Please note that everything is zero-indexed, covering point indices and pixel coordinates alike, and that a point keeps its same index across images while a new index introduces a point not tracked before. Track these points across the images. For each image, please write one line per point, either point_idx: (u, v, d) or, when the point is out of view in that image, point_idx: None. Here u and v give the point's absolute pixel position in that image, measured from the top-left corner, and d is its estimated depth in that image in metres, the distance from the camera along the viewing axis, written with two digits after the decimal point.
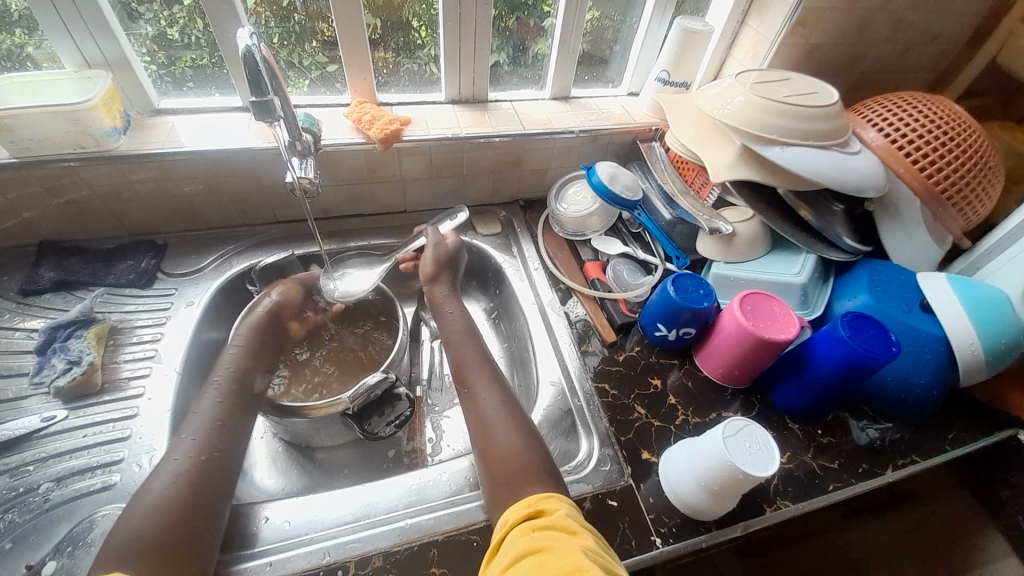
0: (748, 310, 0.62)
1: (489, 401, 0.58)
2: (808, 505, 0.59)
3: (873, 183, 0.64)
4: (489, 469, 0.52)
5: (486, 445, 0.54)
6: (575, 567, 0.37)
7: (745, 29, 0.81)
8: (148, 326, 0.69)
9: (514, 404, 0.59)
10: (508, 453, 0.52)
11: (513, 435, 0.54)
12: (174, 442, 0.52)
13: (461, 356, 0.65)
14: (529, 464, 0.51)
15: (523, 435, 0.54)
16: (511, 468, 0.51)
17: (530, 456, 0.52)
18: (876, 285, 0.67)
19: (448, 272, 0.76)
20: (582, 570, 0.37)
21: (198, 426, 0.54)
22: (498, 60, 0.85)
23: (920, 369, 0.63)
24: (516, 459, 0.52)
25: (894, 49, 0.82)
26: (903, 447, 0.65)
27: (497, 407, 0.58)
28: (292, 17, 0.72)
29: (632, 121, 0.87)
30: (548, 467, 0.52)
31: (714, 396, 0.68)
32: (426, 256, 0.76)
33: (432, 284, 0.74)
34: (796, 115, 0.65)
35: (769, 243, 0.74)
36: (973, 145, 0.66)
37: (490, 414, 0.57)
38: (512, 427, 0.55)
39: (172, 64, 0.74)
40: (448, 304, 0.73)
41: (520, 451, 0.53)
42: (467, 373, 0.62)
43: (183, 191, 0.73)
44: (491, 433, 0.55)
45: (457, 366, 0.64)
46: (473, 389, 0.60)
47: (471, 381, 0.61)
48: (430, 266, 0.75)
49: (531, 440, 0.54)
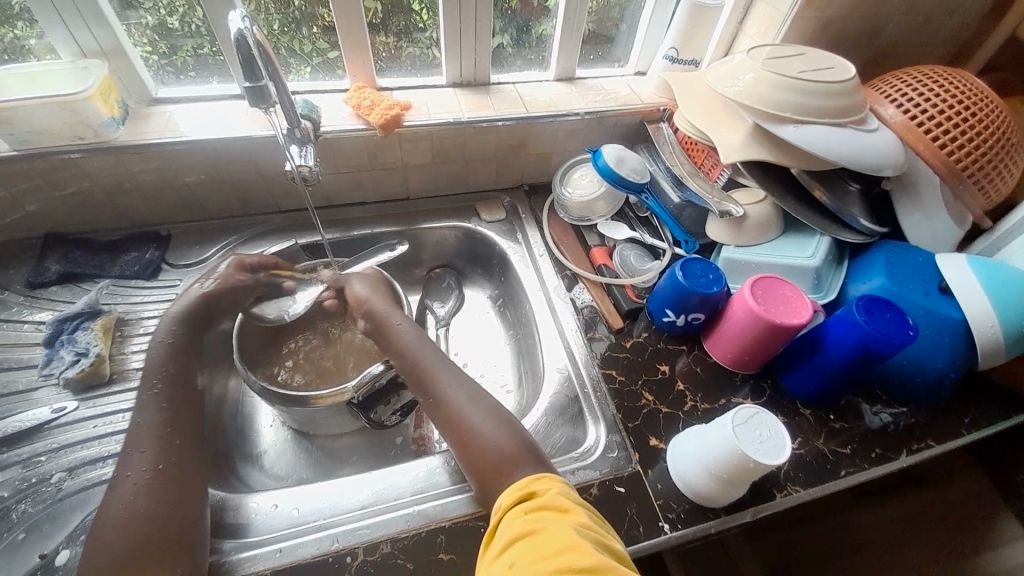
0: (759, 294, 0.60)
1: (460, 395, 0.57)
2: (819, 490, 0.58)
3: (890, 161, 0.62)
4: (474, 469, 0.52)
5: (466, 446, 0.53)
6: (567, 545, 0.37)
7: (758, 2, 0.77)
8: (155, 317, 0.69)
9: (489, 400, 0.57)
10: (487, 447, 0.52)
11: (493, 430, 0.53)
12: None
13: (416, 365, 0.61)
14: (512, 455, 0.51)
15: (502, 425, 0.54)
16: (497, 460, 0.51)
17: (511, 446, 0.51)
18: (893, 267, 0.65)
19: (386, 291, 0.71)
20: (573, 547, 0.37)
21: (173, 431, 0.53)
22: (502, 41, 0.83)
23: (937, 353, 0.61)
24: (496, 450, 0.51)
25: (916, 20, 0.78)
26: (918, 432, 0.64)
27: (468, 406, 0.56)
28: (292, 3, 0.70)
29: (639, 101, 0.85)
30: (530, 450, 0.52)
31: (724, 382, 0.67)
32: (351, 287, 0.71)
33: (366, 304, 0.69)
34: (811, 90, 0.62)
35: (781, 225, 0.72)
36: (995, 120, 0.64)
37: (463, 410, 0.55)
38: (489, 421, 0.54)
39: (173, 54, 0.73)
40: (393, 315, 0.67)
41: (499, 441, 0.52)
42: (429, 380, 0.59)
43: (186, 182, 0.73)
44: (471, 431, 0.53)
45: (417, 376, 0.61)
46: (438, 396, 0.58)
47: (435, 388, 0.59)
48: (362, 291, 0.70)
49: (510, 430, 0.53)
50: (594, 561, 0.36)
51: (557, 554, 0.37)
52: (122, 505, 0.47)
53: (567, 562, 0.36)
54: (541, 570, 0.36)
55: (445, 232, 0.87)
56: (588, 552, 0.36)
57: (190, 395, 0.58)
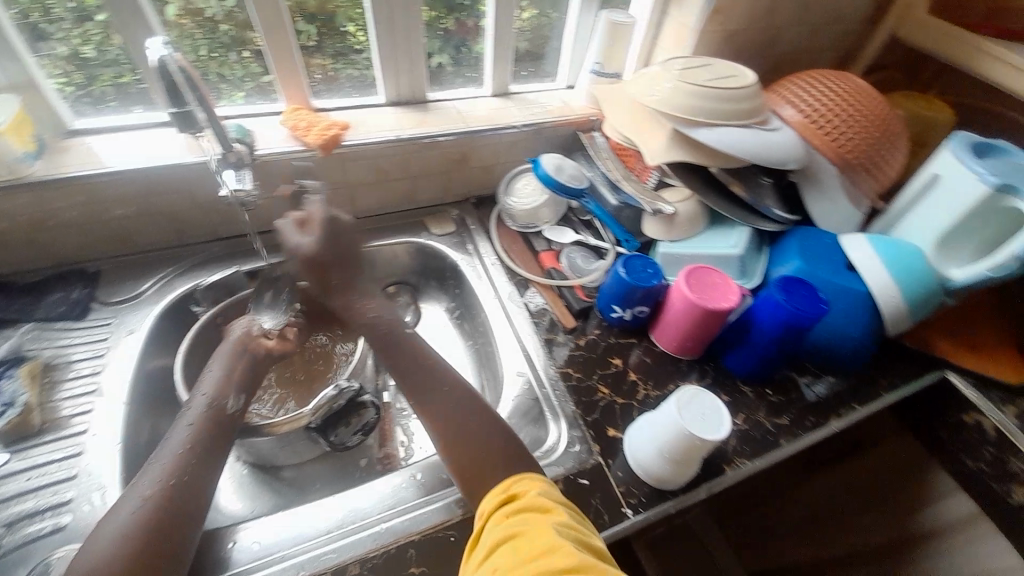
0: (693, 284, 0.65)
1: (449, 392, 0.59)
2: (763, 460, 0.63)
3: (792, 156, 0.70)
4: (459, 469, 0.53)
5: (463, 448, 0.54)
6: (550, 545, 0.39)
7: (668, 19, 0.85)
8: (86, 359, 0.65)
9: (482, 404, 0.58)
10: (480, 444, 0.54)
11: (482, 426, 0.56)
12: (174, 461, 0.50)
13: (406, 360, 0.63)
14: (503, 454, 0.53)
15: (491, 426, 0.56)
16: (490, 459, 0.52)
17: (501, 445, 0.54)
18: (806, 251, 0.72)
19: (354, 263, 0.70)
20: (555, 548, 0.39)
21: (172, 452, 0.51)
22: (441, 61, 0.86)
23: (850, 324, 0.69)
24: (487, 449, 0.53)
25: (804, 32, 0.88)
26: (844, 397, 0.71)
27: (459, 405, 0.58)
28: (219, 28, 0.70)
29: (573, 112, 0.90)
30: (516, 450, 0.54)
31: (672, 369, 0.71)
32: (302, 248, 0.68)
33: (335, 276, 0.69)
34: (719, 97, 0.69)
35: (708, 220, 0.78)
36: (876, 115, 0.73)
37: (453, 409, 0.57)
38: (478, 421, 0.56)
39: (91, 83, 0.70)
40: (368, 299, 0.69)
41: (491, 441, 0.54)
42: (420, 376, 0.61)
43: (114, 215, 0.70)
44: (461, 433, 0.55)
45: (406, 371, 0.62)
46: (431, 390, 0.60)
47: (425, 382, 0.60)
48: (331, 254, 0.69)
49: (498, 430, 0.56)
50: (574, 560, 0.38)
51: (539, 553, 0.39)
52: (96, 538, 0.44)
53: (547, 561, 0.38)
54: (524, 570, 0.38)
55: (397, 248, 0.87)
56: (567, 551, 0.39)
57: (225, 426, 0.56)
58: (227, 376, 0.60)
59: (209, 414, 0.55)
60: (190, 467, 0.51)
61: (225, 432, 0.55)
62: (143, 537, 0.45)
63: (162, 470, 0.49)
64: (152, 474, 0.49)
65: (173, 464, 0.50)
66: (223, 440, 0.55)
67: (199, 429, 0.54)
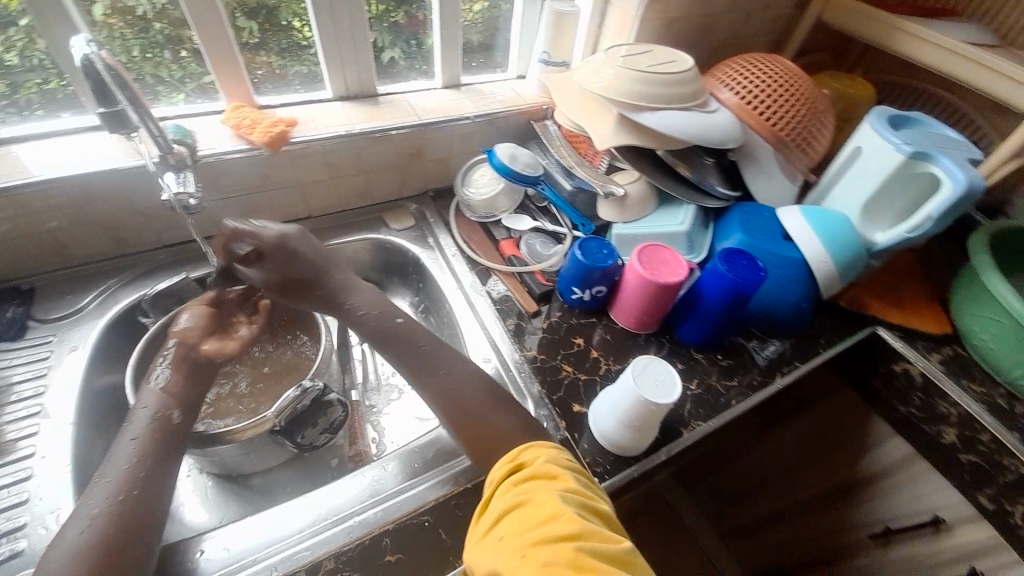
0: (645, 261, 0.68)
1: (453, 367, 0.60)
2: (717, 421, 0.67)
3: (730, 135, 0.73)
4: (467, 444, 0.55)
5: (467, 424, 0.55)
6: (552, 514, 0.40)
7: (611, 8, 0.87)
8: (27, 381, 0.62)
9: (485, 380, 0.60)
10: (480, 417, 0.55)
11: (482, 400, 0.57)
12: (119, 475, 0.49)
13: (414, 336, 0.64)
14: (503, 426, 0.54)
15: (494, 398, 0.57)
16: (488, 432, 0.54)
17: (503, 417, 0.55)
18: (747, 224, 0.77)
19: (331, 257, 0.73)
20: (558, 516, 0.40)
21: (115, 467, 0.50)
22: (393, 55, 0.86)
23: (788, 289, 0.74)
24: (477, 424, 0.55)
25: (738, 18, 0.93)
26: (787, 357, 0.76)
27: (460, 380, 0.59)
28: (152, 27, 0.67)
29: (525, 102, 0.91)
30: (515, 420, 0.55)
31: (632, 344, 0.75)
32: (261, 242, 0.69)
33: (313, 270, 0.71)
34: (659, 82, 0.72)
35: (658, 200, 0.81)
36: (804, 95, 0.78)
37: (458, 383, 0.59)
38: (482, 394, 0.58)
39: (14, 91, 0.65)
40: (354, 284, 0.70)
41: (491, 413, 0.55)
42: (426, 352, 0.62)
43: (47, 228, 0.66)
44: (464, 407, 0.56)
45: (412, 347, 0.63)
46: (434, 367, 0.61)
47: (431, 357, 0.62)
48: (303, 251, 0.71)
49: (501, 403, 0.57)
50: (576, 528, 0.39)
51: (544, 521, 0.40)
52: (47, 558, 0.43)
53: (551, 529, 0.39)
54: (527, 539, 0.39)
55: (356, 246, 0.86)
56: (571, 520, 0.40)
57: (174, 433, 0.55)
58: (176, 388, 0.58)
59: (155, 428, 0.54)
60: (139, 477, 0.50)
61: (178, 441, 0.55)
62: (99, 552, 0.44)
63: (106, 485, 0.48)
64: (100, 489, 0.48)
65: (122, 479, 0.49)
66: (173, 448, 0.54)
67: (144, 445, 0.52)
